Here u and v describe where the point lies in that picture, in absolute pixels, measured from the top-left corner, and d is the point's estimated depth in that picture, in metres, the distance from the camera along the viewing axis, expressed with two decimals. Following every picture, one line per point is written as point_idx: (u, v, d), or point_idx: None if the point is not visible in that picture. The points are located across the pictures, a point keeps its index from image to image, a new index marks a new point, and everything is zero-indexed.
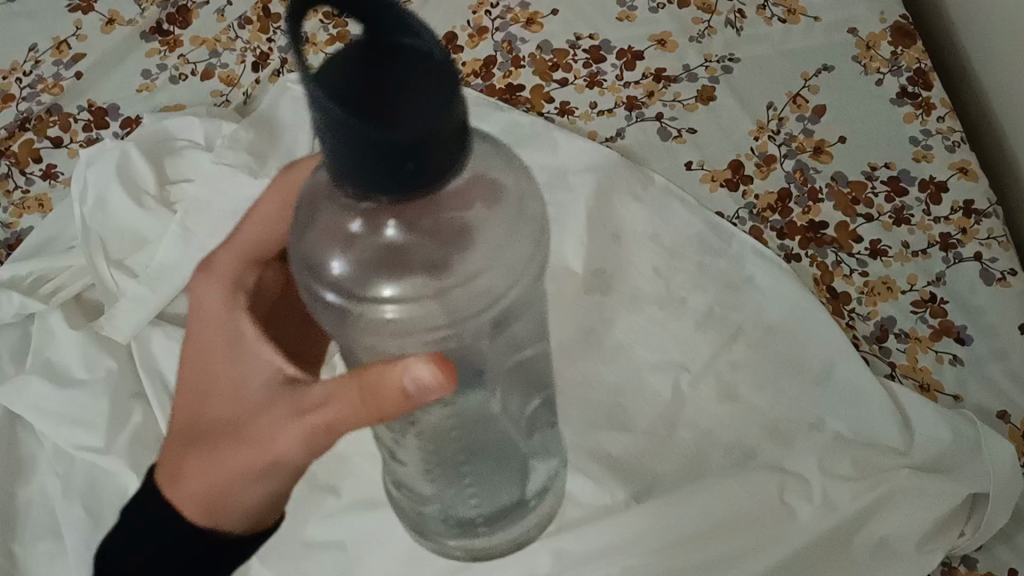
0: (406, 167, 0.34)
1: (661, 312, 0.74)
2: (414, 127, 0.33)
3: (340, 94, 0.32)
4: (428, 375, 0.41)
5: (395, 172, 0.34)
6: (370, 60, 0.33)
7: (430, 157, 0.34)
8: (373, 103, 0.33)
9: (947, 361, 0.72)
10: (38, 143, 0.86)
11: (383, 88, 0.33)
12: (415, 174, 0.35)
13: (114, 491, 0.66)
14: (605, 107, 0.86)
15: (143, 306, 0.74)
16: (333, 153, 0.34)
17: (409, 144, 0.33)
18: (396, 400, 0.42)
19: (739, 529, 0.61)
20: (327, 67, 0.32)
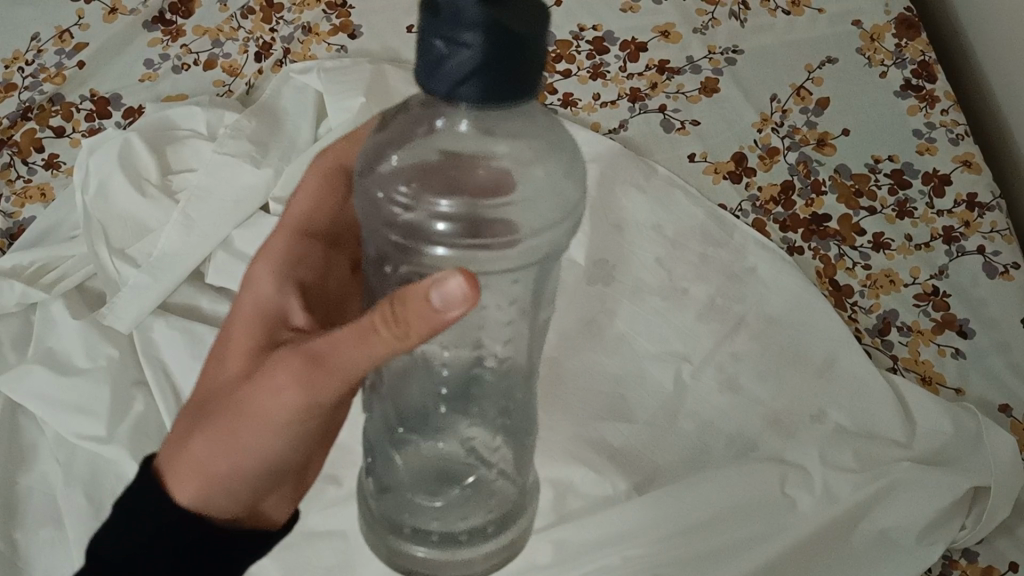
0: (497, 50, 0.36)
1: (663, 302, 0.74)
2: (513, 25, 0.37)
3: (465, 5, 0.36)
4: (458, 287, 0.38)
5: (484, 56, 0.36)
6: None
7: (516, 61, 0.37)
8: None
9: (950, 354, 0.72)
10: (40, 133, 0.86)
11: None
12: (501, 62, 0.37)
13: (115, 478, 0.67)
14: (609, 98, 0.86)
15: (144, 296, 0.74)
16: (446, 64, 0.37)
17: (501, 27, 0.36)
18: (422, 315, 0.39)
19: (739, 518, 0.61)
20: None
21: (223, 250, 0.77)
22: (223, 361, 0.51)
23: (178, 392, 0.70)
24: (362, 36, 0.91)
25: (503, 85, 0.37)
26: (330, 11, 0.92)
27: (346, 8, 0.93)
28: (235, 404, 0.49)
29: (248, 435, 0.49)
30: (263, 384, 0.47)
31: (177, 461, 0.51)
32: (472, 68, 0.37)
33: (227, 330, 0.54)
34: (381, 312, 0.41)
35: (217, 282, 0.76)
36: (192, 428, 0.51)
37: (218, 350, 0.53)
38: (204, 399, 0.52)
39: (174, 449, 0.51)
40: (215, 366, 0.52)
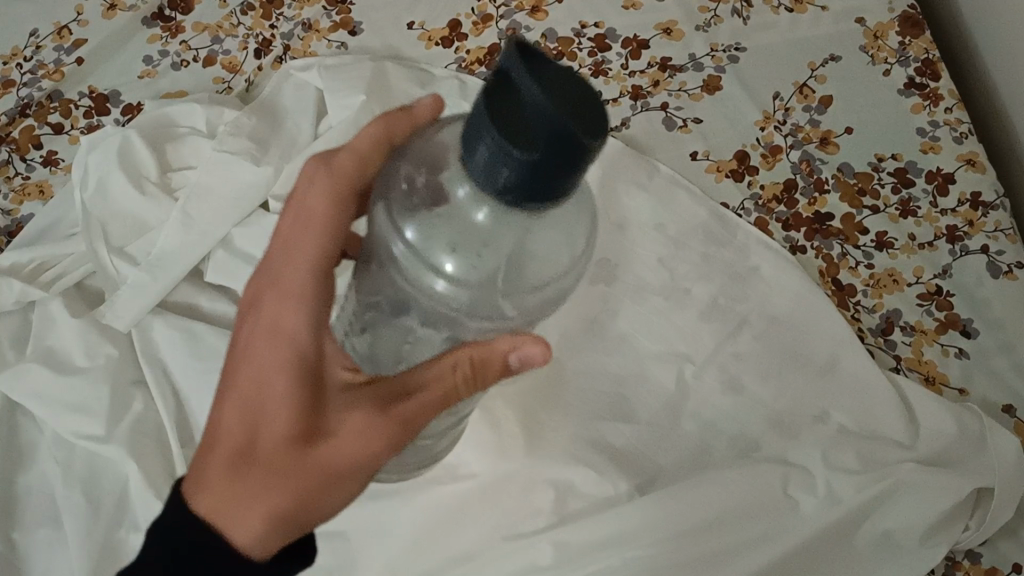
0: (533, 169, 0.36)
1: (665, 302, 0.73)
2: (560, 149, 0.35)
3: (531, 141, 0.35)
4: (539, 353, 0.47)
5: (522, 170, 0.36)
6: (572, 115, 0.34)
7: (553, 178, 0.36)
8: (565, 98, 0.34)
9: (953, 354, 0.71)
10: (39, 130, 0.85)
11: (573, 86, 0.35)
12: (530, 179, 0.36)
13: (115, 479, 0.67)
14: (611, 96, 0.85)
15: (144, 293, 0.73)
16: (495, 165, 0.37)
17: (543, 151, 0.35)
18: (495, 372, 0.47)
19: (741, 520, 0.61)
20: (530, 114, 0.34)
21: (222, 249, 0.77)
22: (273, 412, 0.46)
23: (178, 392, 0.70)
24: (362, 33, 0.90)
25: (525, 195, 0.37)
26: (330, 8, 0.92)
27: (346, 5, 0.92)
28: (311, 459, 0.46)
29: (322, 488, 0.47)
30: (347, 440, 0.47)
31: (230, 516, 0.45)
32: (499, 173, 0.37)
33: (256, 372, 0.47)
34: (471, 370, 0.46)
35: (216, 281, 0.76)
36: (243, 481, 0.46)
37: (246, 393, 0.47)
38: (246, 446, 0.46)
39: (221, 503, 0.46)
40: (256, 412, 0.46)
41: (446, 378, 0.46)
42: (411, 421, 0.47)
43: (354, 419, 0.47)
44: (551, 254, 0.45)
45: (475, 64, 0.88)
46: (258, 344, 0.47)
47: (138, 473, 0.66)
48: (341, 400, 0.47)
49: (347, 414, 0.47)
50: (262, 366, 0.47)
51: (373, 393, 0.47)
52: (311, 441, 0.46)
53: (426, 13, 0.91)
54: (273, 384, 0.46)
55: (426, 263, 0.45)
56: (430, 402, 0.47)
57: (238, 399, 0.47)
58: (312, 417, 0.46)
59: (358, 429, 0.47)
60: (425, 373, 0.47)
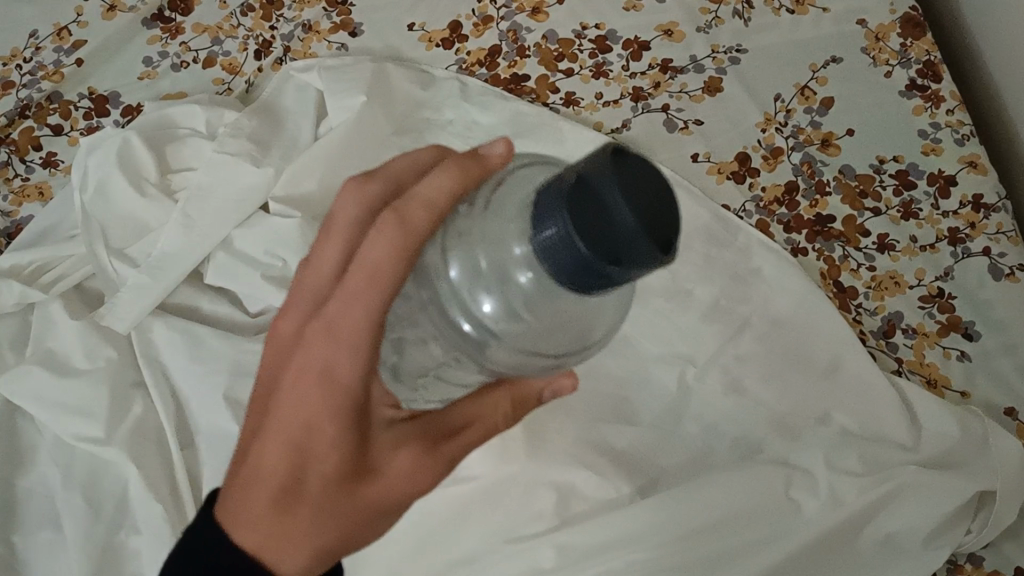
0: (589, 266, 0.33)
1: (668, 304, 0.73)
2: (626, 260, 0.32)
3: (599, 241, 0.33)
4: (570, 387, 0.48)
5: (576, 260, 0.33)
6: (652, 231, 0.32)
7: (603, 281, 0.34)
8: (657, 220, 0.32)
9: (954, 357, 0.71)
10: (39, 131, 0.85)
11: (669, 212, 0.32)
12: (579, 272, 0.34)
13: (116, 482, 0.67)
14: (611, 98, 0.85)
15: (144, 296, 0.73)
16: (552, 246, 0.34)
17: (607, 258, 0.33)
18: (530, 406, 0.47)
19: (743, 523, 0.61)
20: (613, 217, 0.32)
21: (222, 250, 0.76)
22: (325, 452, 0.41)
23: (178, 394, 0.70)
24: (362, 34, 0.90)
25: (569, 283, 0.35)
26: (330, 9, 0.91)
27: (346, 5, 0.92)
28: (359, 499, 0.43)
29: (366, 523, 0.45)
30: (392, 480, 0.44)
31: (275, 544, 0.43)
32: (552, 254, 0.34)
33: (305, 405, 0.41)
34: (512, 403, 0.46)
35: (217, 283, 0.76)
36: (290, 518, 0.42)
37: (295, 429, 0.41)
38: (290, 486, 0.42)
39: (264, 533, 0.42)
40: (301, 452, 0.42)
41: (490, 415, 0.46)
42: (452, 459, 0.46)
43: (402, 461, 0.44)
44: (586, 333, 0.41)
45: (475, 65, 0.88)
46: (304, 383, 0.41)
47: (138, 476, 0.66)
48: (387, 441, 0.44)
49: (395, 455, 0.44)
50: (311, 407, 0.41)
51: (417, 433, 0.45)
52: (359, 482, 0.43)
53: (426, 15, 0.91)
54: (325, 427, 0.41)
55: (464, 302, 0.41)
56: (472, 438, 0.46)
57: (284, 432, 0.42)
58: (364, 459, 0.43)
59: (407, 470, 0.44)
60: (465, 407, 0.46)
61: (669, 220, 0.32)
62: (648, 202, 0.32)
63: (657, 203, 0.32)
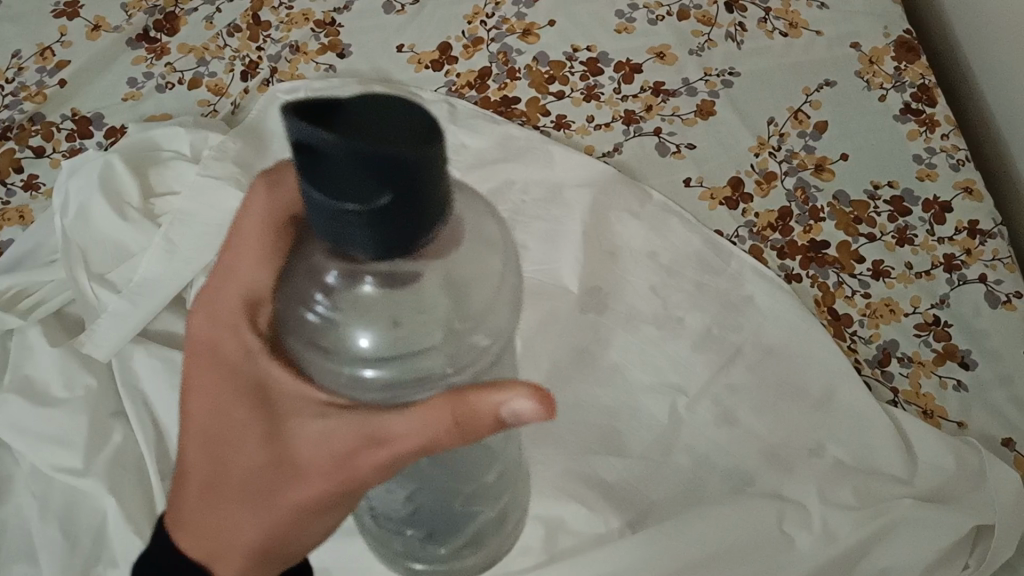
0: (359, 219, 0.32)
1: (657, 332, 0.72)
2: (356, 187, 0.31)
3: (353, 187, 0.31)
4: (531, 410, 0.38)
5: (365, 222, 0.32)
6: (367, 144, 0.30)
7: (378, 230, 0.32)
8: (340, 129, 0.30)
9: (951, 387, 0.70)
10: (20, 153, 0.84)
11: (363, 114, 0.31)
12: (376, 228, 0.32)
13: (91, 513, 0.65)
14: (603, 121, 0.84)
15: (124, 322, 0.71)
16: (348, 234, 0.33)
17: (365, 197, 0.31)
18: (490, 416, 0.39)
19: (734, 558, 0.59)
20: (335, 162, 0.31)
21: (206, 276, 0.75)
22: (231, 441, 0.44)
23: (158, 422, 0.68)
24: (351, 55, 0.89)
25: (387, 246, 0.33)
26: (318, 30, 0.91)
27: (335, 27, 0.91)
28: (282, 498, 0.43)
29: (310, 523, 0.45)
30: (312, 477, 0.42)
31: (213, 546, 0.45)
32: (348, 242, 0.33)
33: (216, 396, 0.45)
34: (455, 415, 0.38)
35: None
36: (219, 516, 0.45)
37: (207, 423, 0.45)
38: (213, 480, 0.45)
39: (201, 536, 0.45)
40: (220, 448, 0.44)
41: (425, 431, 0.39)
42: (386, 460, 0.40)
43: (310, 461, 0.42)
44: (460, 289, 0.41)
45: (465, 86, 0.87)
46: (214, 375, 0.46)
47: (116, 507, 0.64)
48: (294, 429, 0.42)
49: (302, 442, 0.42)
50: (216, 398, 0.45)
51: (335, 427, 0.41)
52: (276, 473, 0.43)
53: (415, 37, 0.90)
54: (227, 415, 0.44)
55: (337, 347, 0.40)
56: (404, 449, 0.40)
57: (200, 426, 0.46)
58: (270, 448, 0.43)
59: (317, 468, 0.42)
60: (393, 422, 0.39)
61: (381, 127, 0.31)
62: (344, 127, 0.30)
63: (355, 122, 0.31)
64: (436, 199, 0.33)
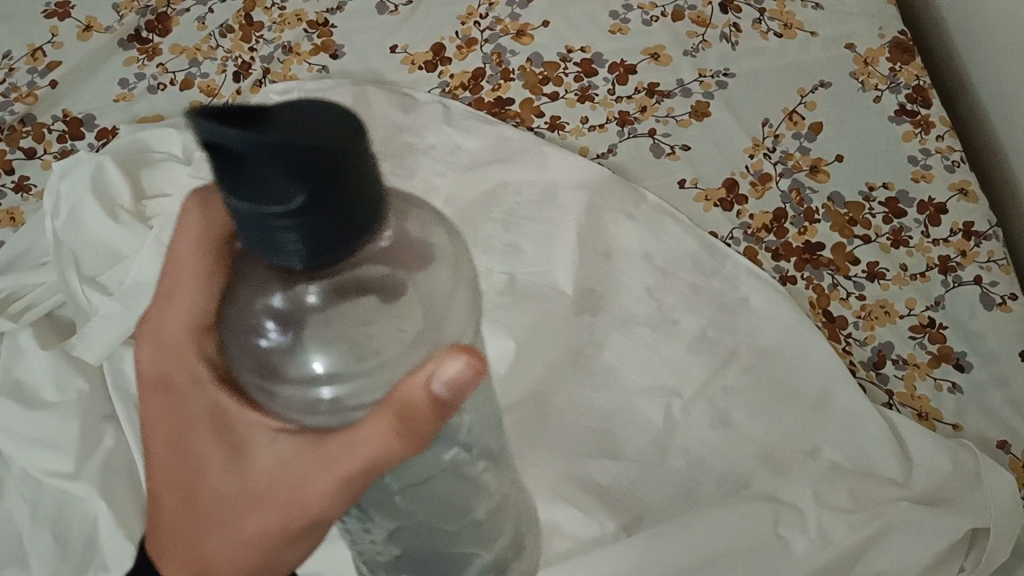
0: (292, 217, 0.30)
1: (652, 334, 0.72)
2: (270, 189, 0.29)
3: (281, 181, 0.29)
4: (463, 371, 0.36)
5: (300, 219, 0.30)
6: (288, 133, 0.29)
7: (312, 225, 0.30)
8: (255, 125, 0.29)
9: (946, 389, 0.70)
10: (11, 154, 0.83)
11: (277, 110, 0.30)
12: (311, 223, 0.31)
13: (82, 517, 0.64)
14: (597, 122, 0.84)
15: (116, 326, 0.71)
16: (284, 235, 0.31)
17: (295, 189, 0.29)
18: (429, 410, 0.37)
19: (730, 561, 0.59)
20: (258, 159, 0.29)
21: None
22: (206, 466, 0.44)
23: None
24: (344, 56, 0.89)
25: (324, 242, 0.31)
26: (311, 30, 0.90)
27: (328, 27, 0.91)
28: (250, 526, 0.42)
29: (288, 550, 0.43)
30: (274, 501, 0.42)
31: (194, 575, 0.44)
32: (284, 244, 0.31)
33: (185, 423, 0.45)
34: (392, 418, 0.37)
35: None
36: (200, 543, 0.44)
37: (179, 451, 0.45)
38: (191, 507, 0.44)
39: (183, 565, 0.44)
40: (189, 480, 0.44)
41: (375, 437, 0.37)
42: (336, 477, 0.39)
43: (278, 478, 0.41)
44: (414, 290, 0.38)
45: (459, 88, 0.86)
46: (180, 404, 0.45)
47: (108, 511, 0.64)
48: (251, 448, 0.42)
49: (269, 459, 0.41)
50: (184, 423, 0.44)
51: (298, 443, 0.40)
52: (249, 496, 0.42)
53: (409, 37, 0.90)
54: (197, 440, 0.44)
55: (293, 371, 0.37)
56: (351, 464, 0.38)
57: (174, 457, 0.45)
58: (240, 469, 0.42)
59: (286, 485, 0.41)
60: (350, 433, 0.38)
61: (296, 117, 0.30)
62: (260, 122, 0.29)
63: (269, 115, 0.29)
64: (361, 187, 0.31)
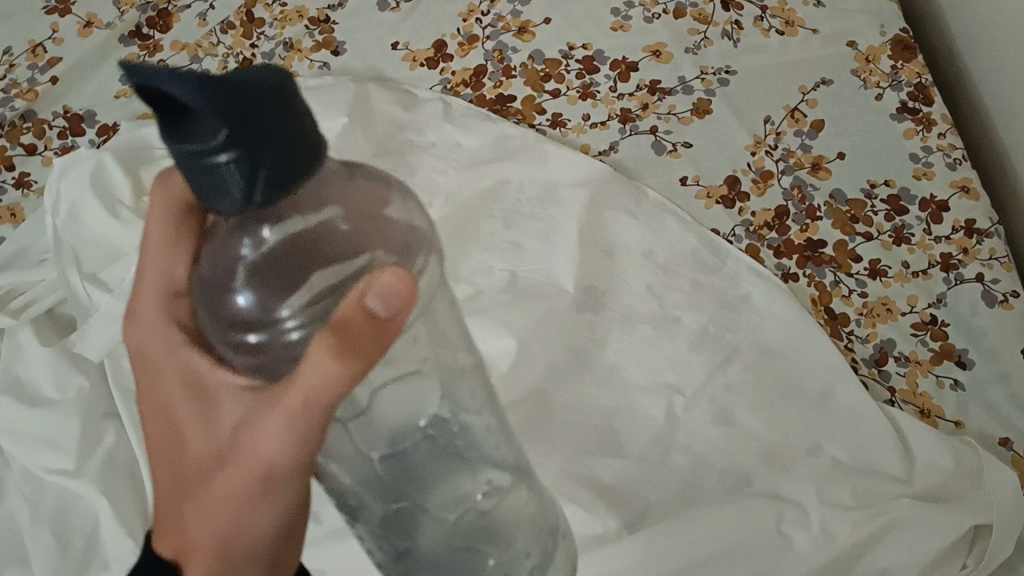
0: (234, 158, 0.32)
1: (654, 332, 0.72)
2: (194, 127, 0.31)
3: (226, 124, 0.31)
4: (391, 283, 0.36)
5: (241, 157, 0.32)
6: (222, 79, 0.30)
7: (255, 166, 0.32)
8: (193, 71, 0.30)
9: (948, 386, 0.70)
10: (11, 151, 0.83)
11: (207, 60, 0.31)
12: (254, 161, 0.32)
13: (83, 515, 0.64)
14: (599, 119, 0.84)
15: (115, 323, 0.70)
16: (229, 177, 0.32)
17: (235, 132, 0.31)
18: (366, 329, 0.37)
19: (734, 559, 0.59)
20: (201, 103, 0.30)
21: None
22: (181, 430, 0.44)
23: None
24: (345, 53, 0.89)
25: (266, 181, 0.33)
26: (312, 27, 0.90)
27: (329, 24, 0.90)
28: (215, 482, 0.42)
29: (256, 510, 0.43)
30: (234, 453, 0.42)
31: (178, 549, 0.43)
32: (227, 188, 0.33)
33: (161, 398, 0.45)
34: (332, 344, 0.36)
35: None
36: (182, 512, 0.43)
37: (158, 421, 0.46)
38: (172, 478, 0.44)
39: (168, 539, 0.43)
40: (166, 449, 0.45)
41: (322, 370, 0.37)
42: (283, 414, 0.39)
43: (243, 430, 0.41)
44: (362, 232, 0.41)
45: (460, 85, 0.86)
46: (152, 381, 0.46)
47: (109, 509, 0.64)
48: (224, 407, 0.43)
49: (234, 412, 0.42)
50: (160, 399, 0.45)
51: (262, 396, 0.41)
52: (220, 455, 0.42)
53: (410, 35, 0.90)
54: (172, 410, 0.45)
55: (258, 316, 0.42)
56: (296, 400, 0.38)
57: (154, 434, 0.46)
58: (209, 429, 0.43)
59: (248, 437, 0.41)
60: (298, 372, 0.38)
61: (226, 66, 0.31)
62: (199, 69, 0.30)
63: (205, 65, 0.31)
64: (290, 127, 0.33)
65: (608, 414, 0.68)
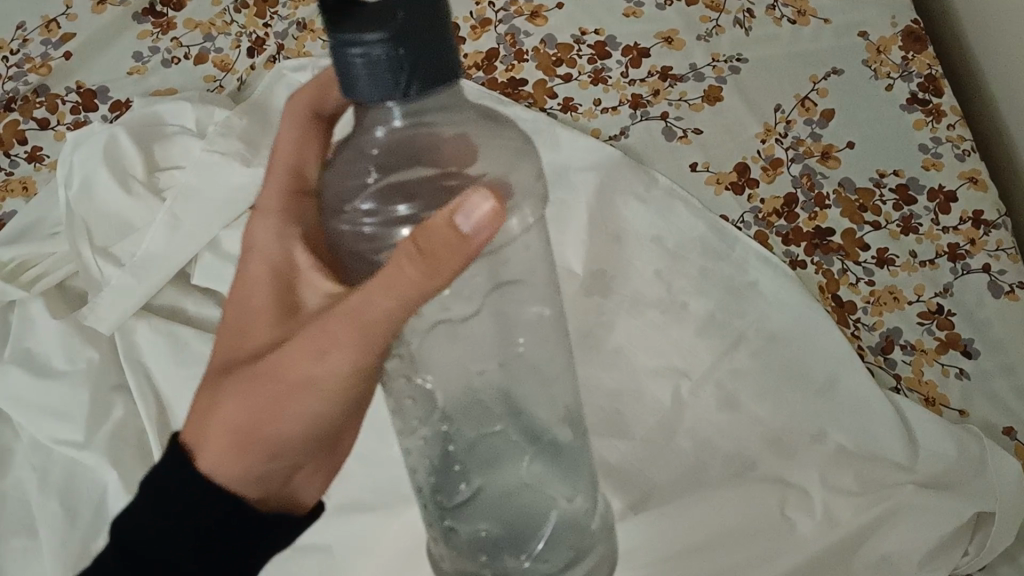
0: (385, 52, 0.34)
1: (662, 317, 0.72)
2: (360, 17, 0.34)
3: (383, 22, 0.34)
4: (486, 209, 0.36)
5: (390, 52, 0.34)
6: None
7: (403, 63, 0.34)
8: None
9: (953, 374, 0.70)
10: (24, 125, 0.83)
11: None
12: (401, 61, 0.34)
13: (92, 486, 0.65)
14: (610, 104, 0.84)
15: (127, 296, 0.71)
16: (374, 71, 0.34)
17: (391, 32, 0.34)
18: (448, 243, 0.37)
19: (741, 540, 0.60)
20: None
21: (211, 252, 0.75)
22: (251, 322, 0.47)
23: (160, 397, 0.68)
24: None
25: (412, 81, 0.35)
26: None
27: None
28: (257, 371, 0.44)
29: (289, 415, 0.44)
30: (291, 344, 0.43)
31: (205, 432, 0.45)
32: (374, 80, 0.35)
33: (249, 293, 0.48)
34: (414, 247, 0.37)
35: (203, 283, 0.74)
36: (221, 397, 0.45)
37: (236, 307, 0.49)
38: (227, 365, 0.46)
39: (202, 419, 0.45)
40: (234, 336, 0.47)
41: (391, 275, 0.38)
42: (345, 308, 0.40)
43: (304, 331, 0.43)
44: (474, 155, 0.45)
45: (472, 68, 0.87)
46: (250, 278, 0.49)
47: (117, 480, 0.64)
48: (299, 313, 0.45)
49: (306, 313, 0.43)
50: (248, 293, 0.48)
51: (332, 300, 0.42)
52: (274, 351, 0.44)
53: None
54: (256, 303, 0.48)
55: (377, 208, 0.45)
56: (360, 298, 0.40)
57: (229, 320, 0.49)
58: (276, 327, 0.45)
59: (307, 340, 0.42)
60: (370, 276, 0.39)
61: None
62: None
63: None
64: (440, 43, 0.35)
65: (614, 397, 0.69)
